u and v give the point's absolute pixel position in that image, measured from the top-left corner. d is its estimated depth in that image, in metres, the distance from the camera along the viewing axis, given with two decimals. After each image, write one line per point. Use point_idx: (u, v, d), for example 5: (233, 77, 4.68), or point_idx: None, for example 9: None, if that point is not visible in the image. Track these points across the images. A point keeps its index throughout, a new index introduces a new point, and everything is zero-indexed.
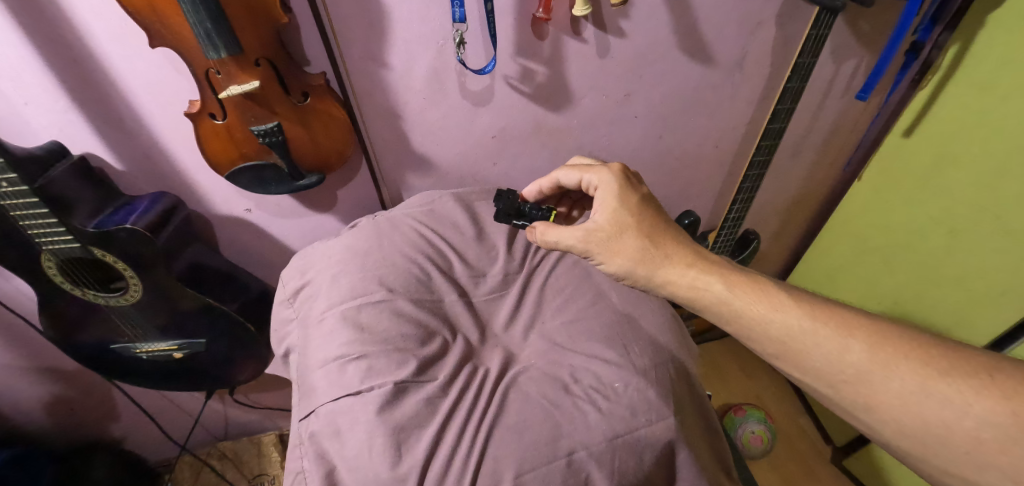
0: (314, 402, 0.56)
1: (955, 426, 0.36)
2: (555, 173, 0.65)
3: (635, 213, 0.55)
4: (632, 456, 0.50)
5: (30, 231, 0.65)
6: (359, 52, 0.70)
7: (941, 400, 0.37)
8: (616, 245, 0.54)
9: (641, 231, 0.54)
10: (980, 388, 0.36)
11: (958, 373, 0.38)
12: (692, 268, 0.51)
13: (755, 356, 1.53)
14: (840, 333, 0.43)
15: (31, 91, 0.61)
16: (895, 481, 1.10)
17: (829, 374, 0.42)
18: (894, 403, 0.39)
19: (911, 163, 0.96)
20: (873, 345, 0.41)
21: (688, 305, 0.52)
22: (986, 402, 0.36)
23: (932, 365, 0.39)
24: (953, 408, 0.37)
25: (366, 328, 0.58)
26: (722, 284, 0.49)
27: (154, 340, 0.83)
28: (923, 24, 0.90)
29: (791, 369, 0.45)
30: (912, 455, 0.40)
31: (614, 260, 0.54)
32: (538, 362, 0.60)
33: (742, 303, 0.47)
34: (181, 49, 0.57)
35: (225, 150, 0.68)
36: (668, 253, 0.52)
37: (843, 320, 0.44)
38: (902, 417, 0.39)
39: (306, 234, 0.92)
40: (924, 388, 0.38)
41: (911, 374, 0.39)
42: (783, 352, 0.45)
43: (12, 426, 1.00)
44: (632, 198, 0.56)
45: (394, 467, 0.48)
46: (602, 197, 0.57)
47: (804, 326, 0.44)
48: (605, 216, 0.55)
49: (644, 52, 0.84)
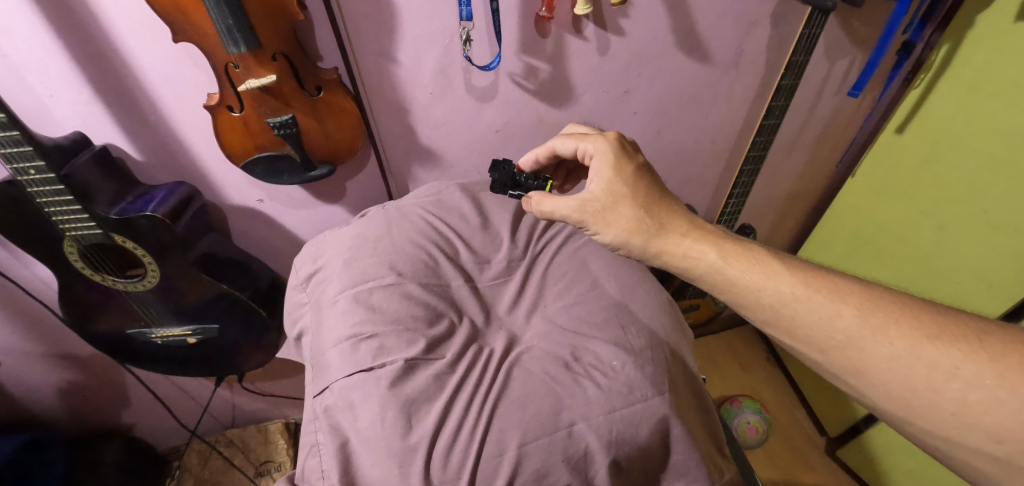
0: (328, 378, 0.59)
1: (943, 389, 0.39)
2: (551, 141, 0.68)
3: (629, 182, 0.58)
4: (630, 428, 0.53)
5: (55, 218, 0.68)
6: (370, 48, 0.74)
7: (929, 363, 0.40)
8: (611, 215, 0.57)
9: (637, 201, 0.57)
10: (967, 352, 0.39)
11: (947, 338, 0.41)
12: (686, 238, 0.54)
13: (751, 349, 1.56)
14: (832, 299, 0.46)
15: (57, 84, 0.64)
16: (888, 467, 1.13)
17: (820, 340, 0.45)
18: (883, 367, 0.42)
19: (903, 157, 1.00)
20: (864, 312, 0.44)
21: (681, 274, 0.55)
22: (974, 365, 0.38)
23: (921, 330, 0.41)
24: (941, 371, 0.40)
25: (377, 309, 0.62)
26: (715, 252, 0.52)
27: (169, 325, 0.86)
28: (913, 24, 0.94)
29: (782, 335, 0.48)
30: (901, 419, 0.42)
31: (609, 230, 0.57)
32: (540, 343, 0.63)
33: (734, 271, 0.51)
34: (202, 44, 0.60)
35: (242, 141, 0.71)
36: (665, 223, 0.55)
37: (833, 287, 0.46)
38: (890, 381, 0.42)
39: (316, 225, 0.95)
40: (914, 352, 0.41)
41: (901, 339, 0.42)
42: (775, 320, 0.48)
43: (27, 410, 1.03)
44: (627, 167, 0.59)
45: (405, 437, 0.51)
46: (598, 166, 0.60)
47: (797, 293, 0.47)
48: (600, 186, 0.58)
49: (643, 49, 0.87)
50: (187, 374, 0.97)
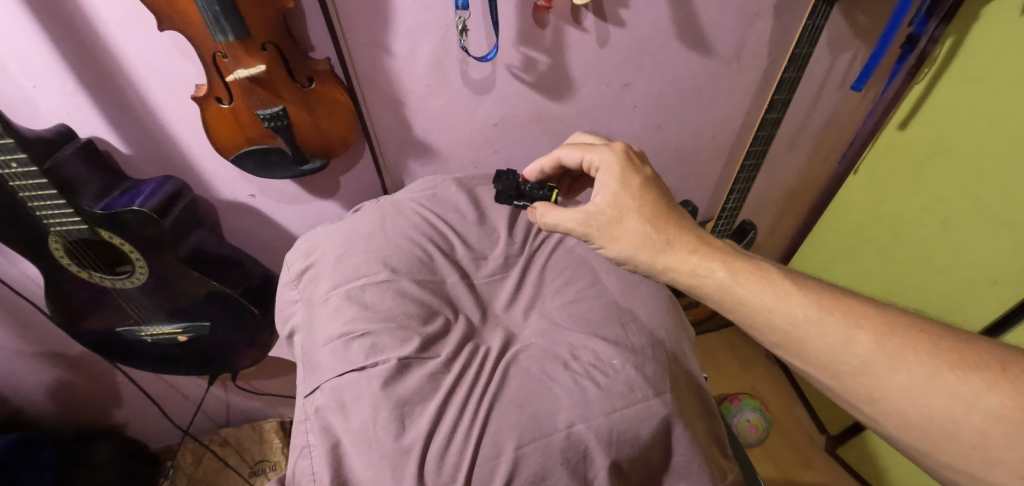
0: (318, 378, 0.57)
1: (964, 420, 0.37)
2: (557, 152, 0.67)
3: (636, 195, 0.56)
4: (630, 432, 0.52)
5: (39, 212, 0.66)
6: (363, 38, 0.72)
7: (949, 393, 0.38)
8: (616, 229, 0.55)
9: (642, 215, 0.55)
10: (989, 382, 0.37)
11: (967, 366, 0.39)
12: (694, 254, 0.52)
13: (751, 347, 1.55)
14: (846, 322, 0.44)
15: (40, 75, 0.62)
16: (891, 467, 1.11)
17: (833, 365, 0.43)
18: (899, 395, 0.40)
19: (906, 154, 0.98)
20: (880, 336, 0.42)
21: (688, 291, 0.53)
22: (997, 397, 0.37)
23: (940, 357, 0.40)
24: (961, 402, 0.38)
25: (369, 307, 0.60)
26: (724, 271, 0.50)
27: (160, 322, 0.84)
28: (919, 16, 0.92)
29: (793, 357, 0.46)
30: (916, 448, 0.41)
31: (614, 244, 0.55)
32: (538, 341, 0.62)
33: (744, 290, 0.48)
34: (188, 33, 0.58)
35: (231, 134, 0.69)
36: (671, 239, 0.53)
37: (847, 309, 0.45)
38: (907, 410, 0.40)
39: (309, 220, 0.93)
40: (932, 380, 0.39)
41: (919, 366, 0.40)
42: (786, 341, 0.46)
43: (16, 409, 1.01)
44: (634, 179, 0.58)
45: (398, 440, 0.50)
46: (604, 179, 0.58)
47: (809, 315, 0.45)
48: (606, 199, 0.57)
49: (644, 41, 0.85)
50: (178, 373, 0.95)
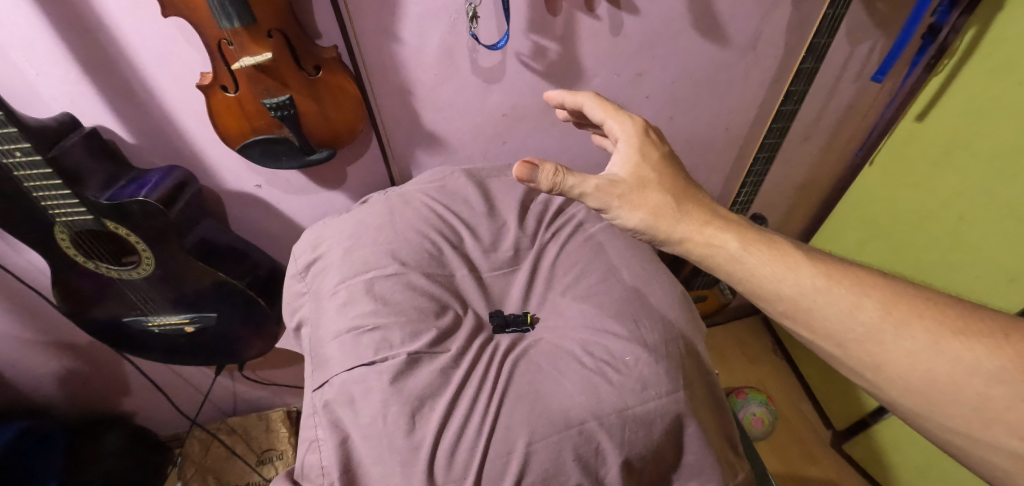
0: (328, 372, 0.57)
1: (966, 383, 0.40)
2: (582, 97, 0.63)
3: (655, 167, 0.54)
4: (642, 427, 0.52)
5: (44, 203, 0.65)
6: (371, 25, 0.70)
7: (952, 357, 0.41)
8: (637, 198, 0.52)
9: (663, 187, 0.53)
10: (990, 347, 0.40)
11: (970, 333, 0.41)
12: (709, 226, 0.51)
13: (758, 341, 1.54)
14: (853, 291, 0.46)
15: (43, 62, 0.61)
16: (896, 465, 1.11)
17: (839, 333, 0.45)
18: (902, 361, 0.43)
19: (922, 146, 0.96)
20: (885, 305, 0.45)
21: (698, 262, 0.52)
22: (998, 360, 0.39)
23: (945, 324, 0.42)
24: (963, 365, 0.40)
25: (383, 300, 0.59)
26: (737, 242, 0.50)
27: (166, 313, 0.83)
28: (942, 5, 0.88)
29: (800, 328, 0.48)
30: (918, 415, 0.43)
31: (634, 212, 0.51)
32: (549, 336, 0.61)
33: (754, 260, 0.49)
34: (193, 19, 0.57)
35: (237, 123, 0.68)
36: (687, 210, 0.52)
37: (856, 280, 0.47)
38: (910, 375, 0.42)
39: (317, 210, 0.92)
40: (936, 345, 0.42)
41: (924, 334, 0.42)
42: (793, 310, 0.48)
43: (26, 397, 1.02)
44: (654, 152, 0.56)
45: (409, 435, 0.49)
46: (624, 150, 0.56)
47: (818, 285, 0.47)
48: (627, 169, 0.54)
49: (658, 29, 0.83)
50: (186, 363, 0.95)
